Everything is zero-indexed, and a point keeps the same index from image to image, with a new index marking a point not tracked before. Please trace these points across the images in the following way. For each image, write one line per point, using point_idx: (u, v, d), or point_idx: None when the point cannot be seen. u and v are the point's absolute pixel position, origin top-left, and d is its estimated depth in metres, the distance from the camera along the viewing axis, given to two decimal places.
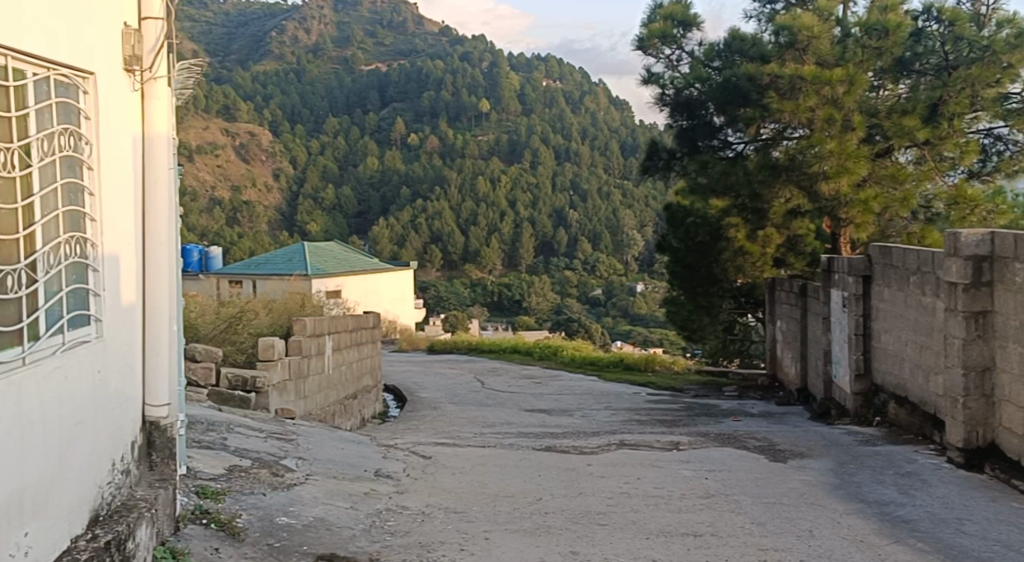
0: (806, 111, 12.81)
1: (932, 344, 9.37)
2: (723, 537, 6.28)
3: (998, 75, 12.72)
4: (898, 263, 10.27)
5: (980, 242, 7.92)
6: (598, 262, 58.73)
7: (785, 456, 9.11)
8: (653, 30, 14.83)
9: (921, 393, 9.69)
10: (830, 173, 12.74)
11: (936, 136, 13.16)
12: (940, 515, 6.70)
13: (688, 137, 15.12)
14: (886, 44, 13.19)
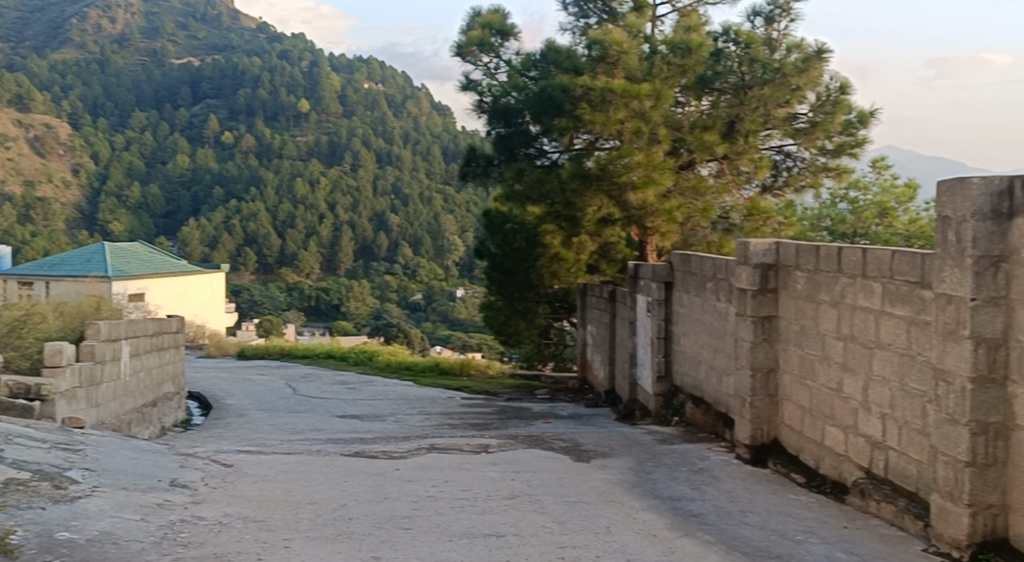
0: (615, 122, 13.20)
1: (725, 346, 9.85)
2: (524, 536, 6.39)
3: (787, 96, 13.64)
4: (696, 270, 10.73)
5: (766, 251, 8.37)
6: (418, 267, 58.71)
7: (589, 456, 9.37)
8: (472, 38, 14.97)
9: (715, 393, 10.17)
10: (638, 183, 13.20)
11: (734, 151, 14.05)
12: (726, 508, 7.04)
13: (505, 145, 15.24)
14: (688, 62, 13.58)
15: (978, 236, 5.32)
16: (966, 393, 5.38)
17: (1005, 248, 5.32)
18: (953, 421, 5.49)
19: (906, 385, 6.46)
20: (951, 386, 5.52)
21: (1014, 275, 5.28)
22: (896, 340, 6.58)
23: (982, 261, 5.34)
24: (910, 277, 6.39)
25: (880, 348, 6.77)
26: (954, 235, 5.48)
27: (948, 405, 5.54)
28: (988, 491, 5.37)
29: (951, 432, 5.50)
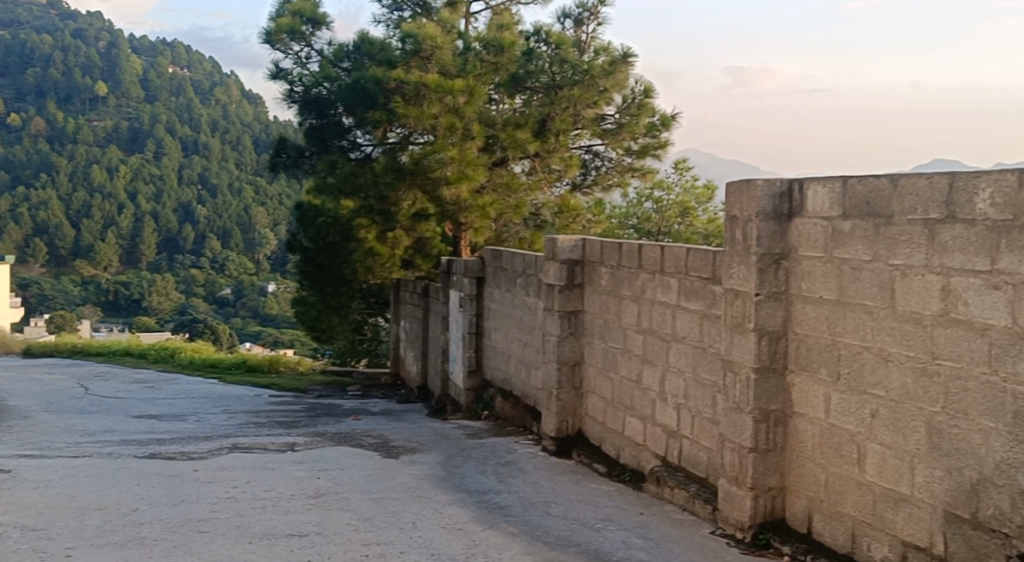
0: (429, 117, 13.15)
1: (533, 340, 10.01)
2: (327, 535, 6.29)
3: (595, 97, 14.00)
4: (507, 266, 10.85)
5: (573, 248, 8.55)
6: (227, 261, 57.03)
7: (397, 452, 9.32)
8: (282, 25, 14.58)
9: (523, 387, 10.31)
10: (452, 178, 13.17)
11: (545, 149, 14.29)
12: (530, 499, 7.15)
13: (317, 136, 14.94)
14: (501, 60, 13.80)
15: (762, 234, 5.58)
16: (750, 382, 5.65)
17: (785, 245, 5.61)
18: (739, 409, 5.75)
19: (699, 376, 6.73)
20: (737, 376, 5.78)
21: (793, 271, 5.57)
22: (690, 333, 6.83)
23: (765, 257, 5.60)
24: (703, 273, 6.64)
25: (676, 341, 7.03)
26: (741, 233, 5.73)
27: (734, 394, 5.80)
28: (768, 475, 5.65)
29: (737, 420, 5.76)
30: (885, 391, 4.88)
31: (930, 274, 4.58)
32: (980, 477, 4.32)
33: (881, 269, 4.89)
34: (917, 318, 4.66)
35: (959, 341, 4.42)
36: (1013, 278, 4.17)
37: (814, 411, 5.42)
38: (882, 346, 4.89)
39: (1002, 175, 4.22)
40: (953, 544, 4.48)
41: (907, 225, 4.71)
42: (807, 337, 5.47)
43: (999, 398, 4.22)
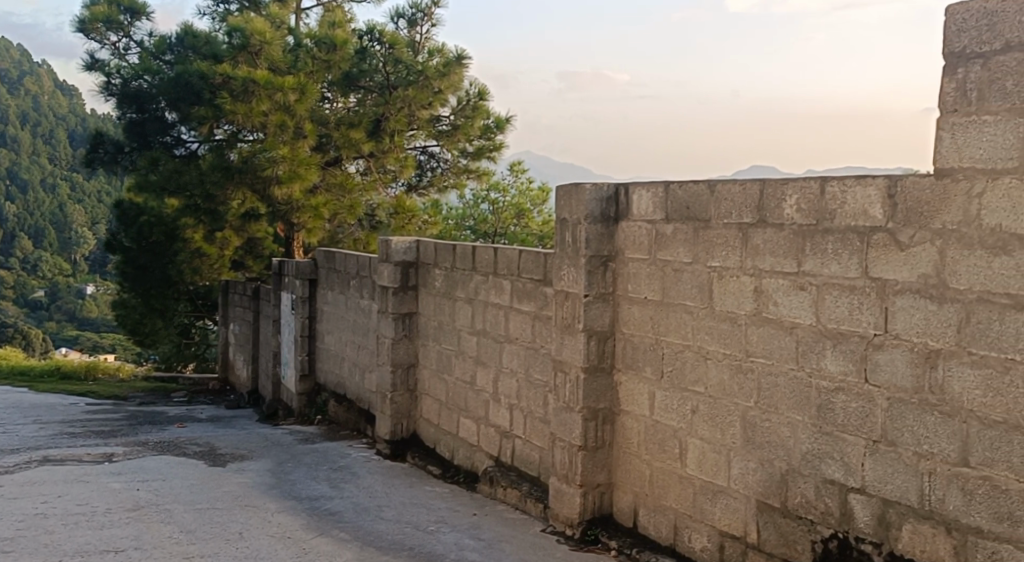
0: (258, 114, 12.82)
1: (367, 343, 9.93)
2: (147, 549, 6.07)
3: (430, 98, 13.99)
4: (340, 267, 10.72)
5: (407, 250, 8.52)
6: (41, 262, 54.21)
7: (224, 460, 9.08)
8: (97, 14, 13.98)
9: (357, 390, 10.22)
10: (284, 177, 12.86)
11: (379, 150, 14.17)
12: (363, 504, 7.10)
13: (138, 132, 14.37)
14: (334, 58, 13.65)
15: (591, 236, 5.71)
16: (580, 382, 5.78)
17: (613, 247, 5.76)
18: (569, 408, 5.87)
19: (531, 377, 6.83)
20: (567, 376, 5.90)
21: (620, 272, 5.73)
22: (523, 334, 6.92)
23: (593, 259, 5.73)
24: (535, 275, 6.74)
25: (509, 342, 7.11)
26: (571, 236, 5.85)
27: (565, 394, 5.92)
28: (597, 471, 5.79)
29: (567, 419, 5.88)
30: (704, 388, 5.08)
31: (745, 275, 4.79)
32: (789, 468, 4.54)
33: (700, 271, 5.09)
34: (734, 317, 4.87)
35: (771, 339, 4.63)
36: (816, 279, 4.35)
37: (639, 408, 5.59)
38: (702, 344, 5.09)
39: (806, 182, 4.41)
40: (765, 532, 4.69)
41: (724, 228, 4.91)
42: (633, 336, 5.64)
43: (805, 392, 4.42)
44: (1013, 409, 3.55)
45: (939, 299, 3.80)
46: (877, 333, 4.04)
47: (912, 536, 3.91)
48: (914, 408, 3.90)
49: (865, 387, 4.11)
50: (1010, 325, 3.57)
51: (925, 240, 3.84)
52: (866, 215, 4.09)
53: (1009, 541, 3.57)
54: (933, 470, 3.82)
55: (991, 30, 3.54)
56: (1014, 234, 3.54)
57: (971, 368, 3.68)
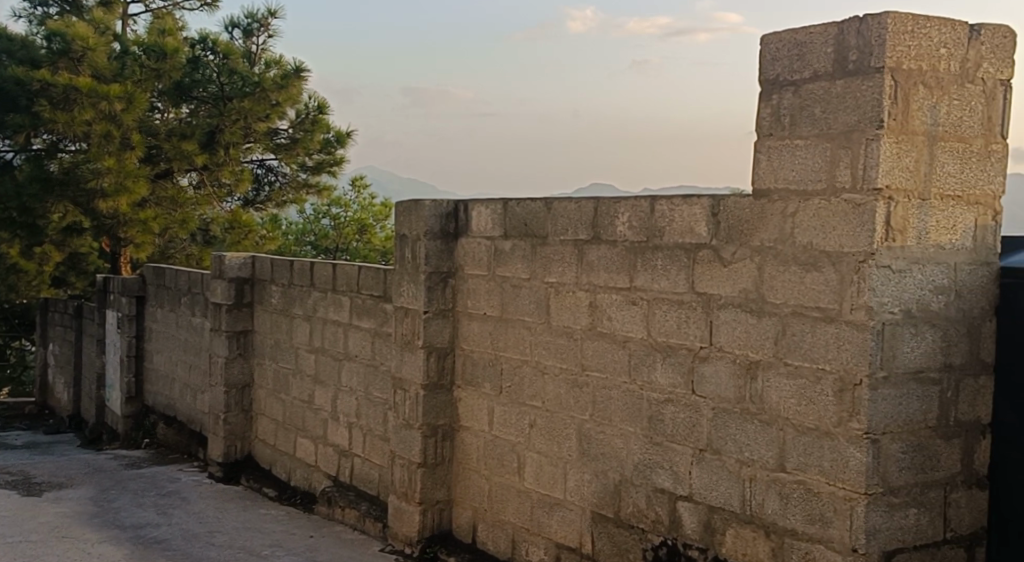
0: (81, 124, 12.29)
1: (199, 363, 9.64)
2: None
3: (268, 110, 13.75)
4: (170, 284, 10.38)
5: (242, 266, 8.33)
6: None
7: (41, 489, 8.63)
8: None
9: (188, 412, 9.92)
10: (109, 190, 12.37)
11: (214, 162, 13.85)
12: (192, 530, 6.88)
13: None
14: (164, 66, 13.24)
15: (430, 252, 5.73)
16: (419, 399, 5.78)
17: (452, 264, 5.80)
18: (408, 426, 5.86)
19: (371, 395, 6.78)
20: (406, 393, 5.89)
21: (460, 288, 5.77)
22: (362, 352, 6.87)
23: (433, 276, 5.75)
24: (374, 292, 6.70)
25: (348, 360, 7.04)
26: (410, 252, 5.85)
27: (403, 411, 5.91)
28: (436, 489, 5.80)
29: (406, 437, 5.87)
30: (541, 402, 5.16)
31: (580, 291, 4.90)
32: (622, 478, 4.66)
33: (538, 287, 5.18)
34: (570, 332, 4.97)
35: (605, 353, 4.75)
36: (647, 294, 4.49)
37: (478, 424, 5.63)
38: (540, 360, 5.17)
39: (637, 201, 4.55)
40: (599, 542, 4.80)
41: (560, 245, 5.02)
42: (473, 353, 5.68)
43: (637, 404, 4.56)
44: (823, 416, 3.69)
45: (758, 312, 3.96)
46: (703, 346, 4.21)
47: (735, 540, 4.07)
48: (736, 417, 4.07)
49: (692, 399, 4.26)
50: (819, 336, 3.70)
51: (746, 257, 4.00)
52: (692, 232, 4.25)
53: (819, 541, 3.70)
54: (754, 476, 3.98)
55: (801, 60, 3.76)
56: (823, 251, 3.68)
57: (787, 379, 3.84)
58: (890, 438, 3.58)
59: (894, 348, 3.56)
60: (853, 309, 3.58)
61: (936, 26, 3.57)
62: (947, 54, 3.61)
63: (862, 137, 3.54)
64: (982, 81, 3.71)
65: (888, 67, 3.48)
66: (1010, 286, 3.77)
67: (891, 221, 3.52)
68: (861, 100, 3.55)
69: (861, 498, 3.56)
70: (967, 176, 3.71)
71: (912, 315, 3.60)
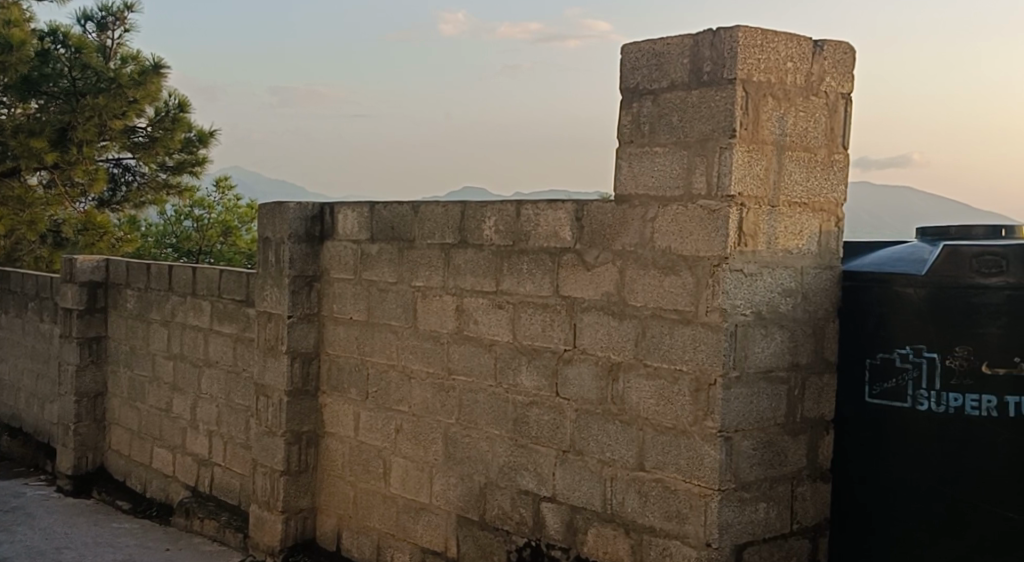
0: None
1: (48, 371, 9.26)
2: None
3: (123, 107, 13.28)
4: (16, 288, 9.94)
5: (94, 269, 8.05)
6: None
7: None
8: None
9: (35, 423, 9.50)
10: None
11: (64, 160, 13.08)
12: (37, 547, 6.59)
13: None
14: (9, 60, 12.18)
15: (294, 256, 5.66)
16: (282, 406, 5.69)
17: (317, 268, 5.74)
18: (270, 433, 5.77)
19: (232, 402, 6.64)
20: (269, 400, 5.80)
21: (325, 292, 5.71)
22: (223, 358, 6.73)
23: (297, 280, 5.67)
24: (236, 296, 6.58)
25: (208, 366, 6.88)
26: (273, 255, 5.77)
27: (266, 418, 5.81)
28: (299, 496, 5.72)
29: (268, 444, 5.77)
30: (407, 407, 5.16)
31: (446, 294, 4.92)
32: (487, 481, 4.70)
33: (404, 291, 5.18)
34: (436, 336, 4.98)
35: (471, 356, 4.78)
36: (513, 297, 4.54)
37: (343, 430, 5.58)
38: (406, 364, 5.17)
39: (503, 205, 4.60)
40: (464, 546, 4.82)
41: (426, 249, 5.03)
42: (338, 357, 5.63)
43: (502, 407, 4.61)
44: (680, 416, 3.80)
45: (619, 315, 4.06)
46: (567, 348, 4.28)
47: (596, 539, 4.15)
48: (598, 418, 4.15)
49: (556, 400, 4.33)
50: (676, 338, 3.82)
51: (608, 261, 4.09)
52: (556, 237, 4.33)
53: (675, 538, 3.82)
54: (614, 475, 4.07)
55: (659, 70, 3.88)
56: (680, 255, 3.79)
57: (646, 380, 3.94)
58: (741, 436, 3.72)
59: (745, 349, 3.70)
60: (708, 311, 3.70)
61: (782, 40, 3.74)
62: (794, 68, 3.78)
63: (716, 145, 3.67)
64: (825, 94, 3.90)
65: (740, 79, 3.62)
66: (851, 289, 3.97)
67: (743, 227, 3.66)
68: (714, 110, 3.68)
69: (714, 494, 3.69)
70: (812, 185, 3.89)
71: (762, 317, 3.75)
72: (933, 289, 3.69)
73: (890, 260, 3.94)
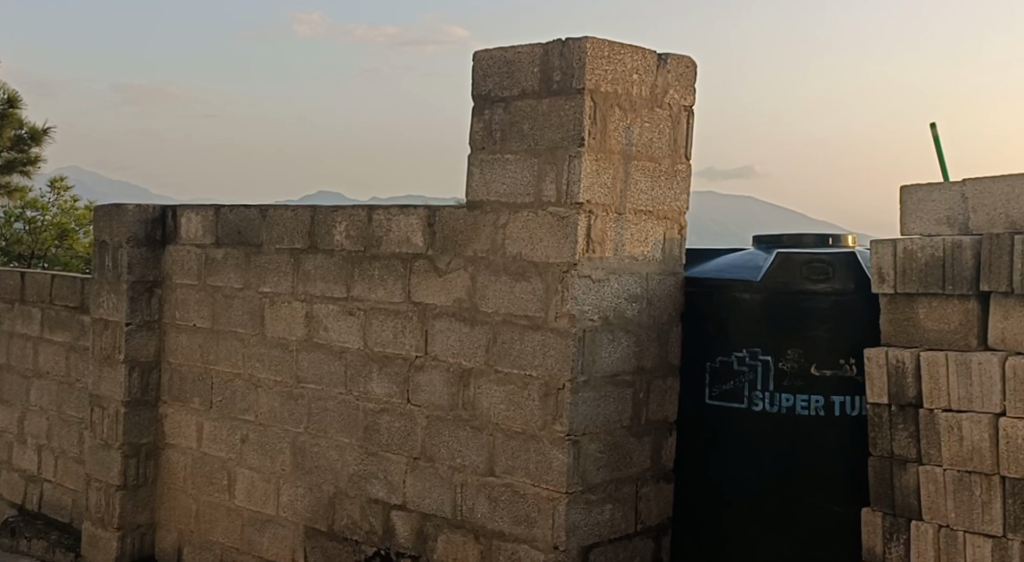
0: None
1: None
2: None
3: None
4: None
5: None
6: None
7: None
8: None
9: None
10: None
11: None
12: None
13: None
14: None
15: (133, 261, 5.46)
16: (119, 417, 5.47)
17: (159, 273, 5.55)
18: (107, 446, 5.54)
19: (64, 414, 6.34)
20: (105, 411, 5.57)
21: (167, 299, 5.53)
22: (54, 368, 6.41)
23: (137, 286, 5.47)
24: (69, 303, 6.29)
25: (38, 377, 6.55)
26: (111, 260, 5.55)
27: (102, 430, 5.57)
28: (137, 512, 5.51)
29: (105, 458, 5.54)
30: (254, 416, 5.04)
31: (295, 301, 4.84)
32: (336, 491, 4.64)
33: (251, 297, 5.06)
34: (284, 343, 4.89)
35: (320, 364, 4.72)
36: (363, 304, 4.51)
37: (186, 441, 5.41)
38: (252, 372, 5.05)
39: (354, 210, 4.57)
40: (312, 557, 4.74)
41: (274, 254, 4.94)
42: (180, 366, 5.45)
43: (351, 415, 4.56)
44: (529, 420, 3.85)
45: (471, 321, 4.08)
46: (418, 355, 4.27)
47: (446, 546, 4.15)
48: (449, 424, 4.16)
49: (407, 407, 4.32)
50: (527, 343, 3.86)
51: (459, 267, 4.11)
52: (409, 243, 4.32)
53: (524, 542, 3.86)
54: (465, 481, 4.09)
55: (511, 78, 3.93)
56: (531, 261, 3.84)
57: (497, 386, 3.97)
58: (589, 438, 3.80)
59: (592, 353, 3.78)
60: (557, 317, 3.76)
61: (628, 53, 3.84)
62: (639, 80, 3.89)
63: (565, 153, 3.74)
64: (668, 106, 4.03)
65: (588, 89, 3.70)
66: (693, 294, 4.11)
67: (591, 234, 3.74)
68: (564, 119, 3.75)
69: (562, 497, 3.74)
70: (657, 194, 4.00)
71: (609, 322, 3.84)
72: (768, 295, 3.86)
73: (728, 267, 4.10)
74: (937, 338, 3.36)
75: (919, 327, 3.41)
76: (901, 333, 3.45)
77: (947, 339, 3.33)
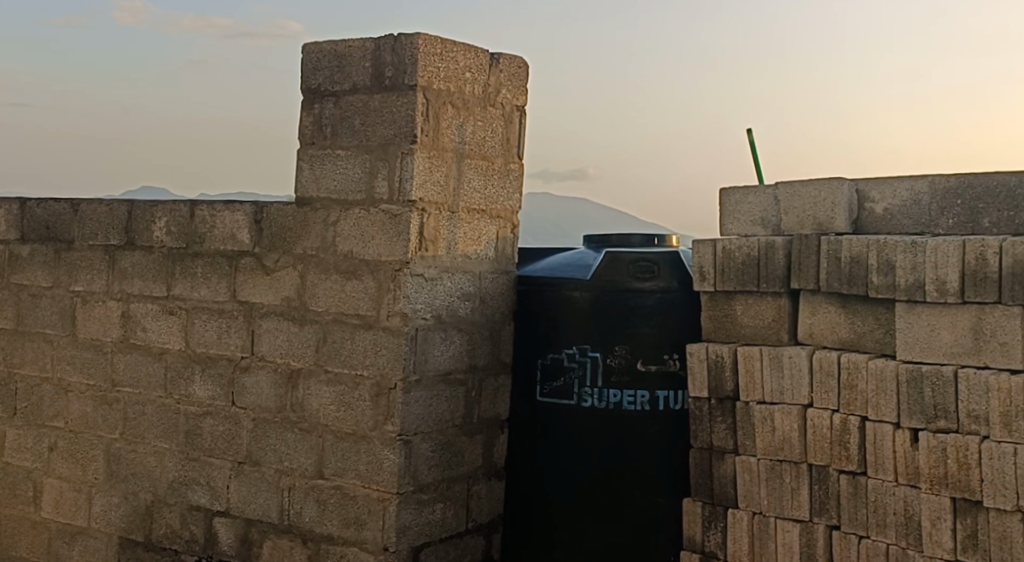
0: None
1: None
2: None
3: None
4: None
5: None
6: None
7: None
8: None
9: None
10: None
11: None
12: None
13: None
14: None
15: None
16: None
17: None
18: None
19: None
20: None
21: None
22: None
23: None
24: None
25: None
26: None
27: None
28: None
29: None
30: (64, 422, 4.76)
31: (110, 300, 4.60)
32: (153, 499, 4.44)
33: (62, 296, 4.78)
34: (98, 345, 4.64)
35: (138, 366, 4.50)
36: (185, 303, 4.33)
37: None
38: (62, 377, 4.77)
39: (175, 206, 4.38)
40: None
41: (88, 250, 4.68)
42: None
43: (171, 419, 4.37)
44: (360, 421, 3.79)
45: (300, 320, 3.98)
46: (244, 355, 4.13)
47: (272, 551, 4.04)
48: (276, 427, 4.04)
49: (231, 410, 4.17)
50: (358, 342, 3.80)
51: (288, 265, 4.01)
52: (234, 239, 4.18)
53: (353, 544, 3.80)
54: (292, 485, 3.98)
55: (342, 72, 3.87)
56: (362, 259, 3.78)
57: (326, 387, 3.89)
58: (420, 438, 3.77)
59: (424, 352, 3.76)
60: (388, 316, 3.71)
61: (461, 51, 3.84)
62: (471, 79, 3.89)
63: (397, 150, 3.70)
64: (500, 105, 4.05)
65: (420, 86, 3.67)
66: (525, 293, 4.14)
67: (423, 232, 3.72)
68: (396, 115, 3.71)
69: (393, 498, 3.70)
70: (490, 192, 4.02)
71: (442, 321, 3.83)
72: (597, 293, 3.93)
73: (559, 266, 4.16)
74: (752, 334, 3.50)
75: (735, 323, 3.54)
76: (719, 329, 3.59)
77: (761, 335, 3.48)
